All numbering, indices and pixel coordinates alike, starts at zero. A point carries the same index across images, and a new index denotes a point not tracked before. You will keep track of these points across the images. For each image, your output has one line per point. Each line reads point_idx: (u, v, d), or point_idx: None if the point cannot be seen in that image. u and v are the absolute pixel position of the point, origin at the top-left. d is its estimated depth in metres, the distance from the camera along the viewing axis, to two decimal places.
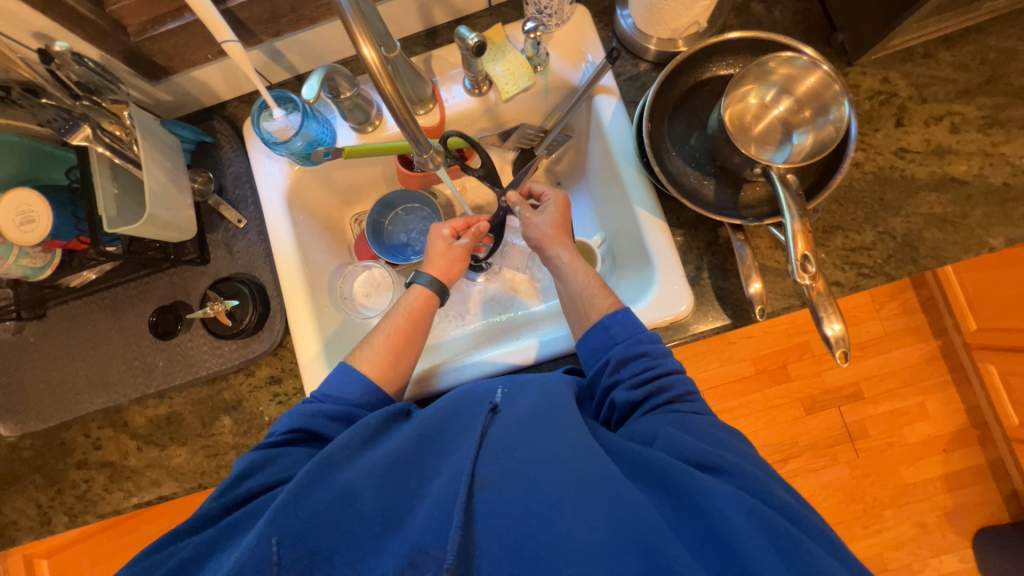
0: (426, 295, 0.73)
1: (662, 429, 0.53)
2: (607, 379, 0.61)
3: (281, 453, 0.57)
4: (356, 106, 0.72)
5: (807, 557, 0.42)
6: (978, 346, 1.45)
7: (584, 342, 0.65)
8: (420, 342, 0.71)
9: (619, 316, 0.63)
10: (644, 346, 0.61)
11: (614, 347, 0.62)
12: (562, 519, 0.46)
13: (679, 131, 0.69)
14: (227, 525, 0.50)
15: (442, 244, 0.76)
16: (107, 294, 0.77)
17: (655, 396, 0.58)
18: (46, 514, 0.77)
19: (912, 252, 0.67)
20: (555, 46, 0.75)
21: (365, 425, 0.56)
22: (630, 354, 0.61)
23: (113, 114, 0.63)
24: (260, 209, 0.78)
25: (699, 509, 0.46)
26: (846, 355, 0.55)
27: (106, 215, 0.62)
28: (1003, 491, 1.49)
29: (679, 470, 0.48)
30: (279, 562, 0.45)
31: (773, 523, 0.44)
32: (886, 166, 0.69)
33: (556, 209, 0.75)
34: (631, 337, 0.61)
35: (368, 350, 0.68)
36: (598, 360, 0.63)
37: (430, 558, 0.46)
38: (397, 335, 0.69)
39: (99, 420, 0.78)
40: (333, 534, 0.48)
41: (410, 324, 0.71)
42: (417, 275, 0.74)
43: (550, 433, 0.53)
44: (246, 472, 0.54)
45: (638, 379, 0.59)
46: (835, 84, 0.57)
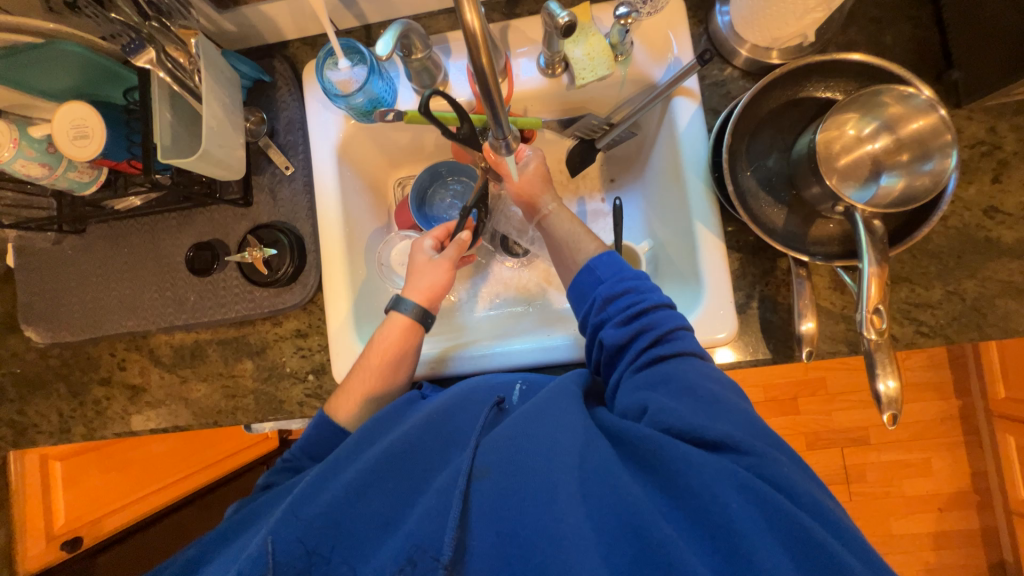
0: (407, 325, 0.68)
1: (652, 400, 0.51)
2: (594, 318, 0.60)
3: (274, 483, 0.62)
4: (423, 69, 0.68)
5: (808, 537, 0.40)
6: (1002, 414, 1.40)
7: (573, 287, 0.65)
8: (400, 375, 0.67)
9: (604, 258, 0.63)
10: (629, 282, 0.60)
11: (600, 287, 0.61)
12: (555, 500, 0.45)
13: (758, 150, 0.65)
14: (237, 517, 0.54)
15: (425, 258, 0.71)
16: (147, 220, 0.76)
17: (642, 338, 0.57)
18: (66, 423, 0.79)
19: (978, 318, 0.64)
20: (642, 36, 0.70)
21: (370, 423, 0.57)
22: (615, 293, 0.60)
23: (179, 41, 0.61)
24: (309, 158, 0.76)
25: (690, 488, 0.44)
26: (894, 418, 0.53)
27: (162, 143, 0.60)
28: (989, 558, 1.49)
29: (670, 446, 0.46)
30: (275, 564, 0.45)
31: (765, 499, 0.42)
32: (972, 223, 0.65)
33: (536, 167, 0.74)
34: (616, 276, 0.61)
35: (341, 396, 0.66)
36: (586, 302, 0.63)
37: (427, 557, 0.45)
38: (365, 376, 0.65)
39: (126, 342, 0.79)
40: (332, 531, 0.48)
41: (380, 360, 0.66)
42: (398, 302, 0.69)
43: (547, 416, 0.52)
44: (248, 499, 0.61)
45: (624, 317, 0.58)
46: (947, 133, 0.52)
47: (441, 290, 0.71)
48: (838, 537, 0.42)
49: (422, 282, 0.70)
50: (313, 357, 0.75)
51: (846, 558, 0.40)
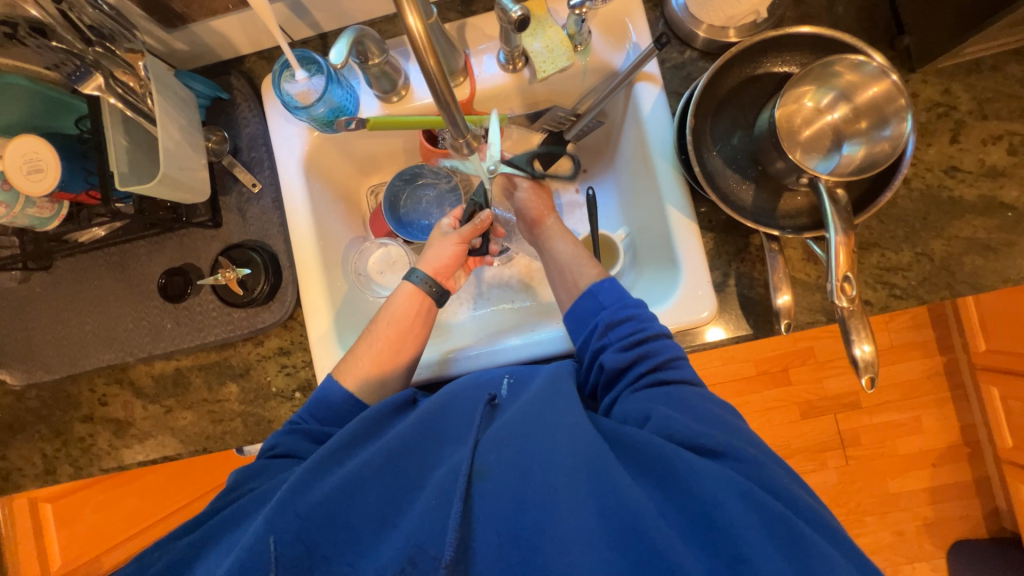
0: (416, 295, 0.71)
1: (655, 409, 0.52)
2: (595, 343, 0.61)
3: (270, 468, 0.59)
4: (383, 74, 0.68)
5: (803, 543, 0.41)
6: (985, 367, 1.44)
7: (572, 313, 0.66)
8: (409, 348, 0.69)
9: (606, 284, 0.64)
10: (632, 309, 0.61)
11: (602, 313, 0.62)
12: (556, 506, 0.46)
13: (722, 129, 0.65)
14: (226, 518, 0.53)
15: (439, 235, 0.76)
16: (115, 250, 0.75)
17: (642, 363, 0.58)
18: (51, 464, 0.78)
19: (948, 277, 0.65)
20: (598, 24, 0.70)
21: (365, 421, 0.56)
22: (618, 318, 0.61)
23: (127, 64, 0.59)
24: (276, 174, 0.75)
25: (690, 492, 0.45)
26: (873, 381, 0.54)
27: (119, 172, 0.59)
28: (984, 508, 1.53)
29: (672, 451, 0.47)
30: (277, 561, 0.45)
31: (762, 503, 0.43)
32: (934, 184, 0.66)
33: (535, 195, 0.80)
34: (618, 303, 0.62)
35: (351, 360, 0.67)
36: (586, 327, 0.63)
37: (428, 556, 0.45)
38: (380, 343, 0.67)
39: (105, 376, 0.77)
40: (332, 529, 0.47)
41: (395, 329, 0.69)
42: (409, 272, 0.73)
43: (547, 419, 0.52)
44: (238, 484, 0.58)
45: (625, 342, 0.59)
46: (900, 97, 0.53)
47: (445, 265, 0.74)
48: (824, 536, 0.44)
49: (434, 258, 0.74)
50: (298, 374, 0.75)
51: (837, 559, 0.41)
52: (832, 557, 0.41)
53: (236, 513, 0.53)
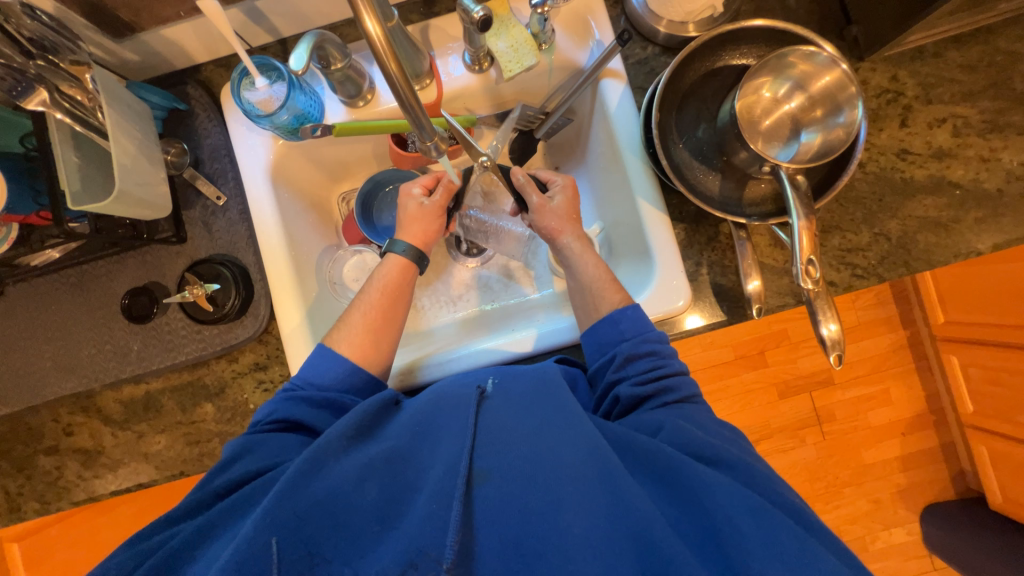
0: (403, 263, 0.71)
1: (669, 421, 0.55)
2: (612, 374, 0.62)
3: (269, 438, 0.57)
4: (347, 78, 0.67)
5: (808, 556, 0.43)
6: (944, 338, 1.52)
7: (592, 336, 0.66)
8: (402, 314, 0.70)
9: (629, 312, 0.64)
10: (651, 343, 0.63)
11: (621, 344, 0.63)
12: (561, 512, 0.46)
13: (686, 122, 0.67)
14: (219, 513, 0.50)
15: (416, 204, 0.73)
16: (72, 272, 0.71)
17: (662, 395, 0.60)
18: (15, 501, 0.73)
19: (905, 255, 0.68)
20: (561, 22, 0.71)
21: (360, 418, 0.55)
22: (638, 352, 0.62)
23: (74, 77, 0.58)
24: (241, 185, 0.73)
25: (702, 506, 0.47)
26: (840, 358, 0.56)
27: (70, 190, 0.56)
28: (951, 471, 1.62)
29: (684, 462, 0.49)
30: (278, 562, 0.44)
31: (768, 514, 0.45)
32: (887, 167, 0.69)
33: (566, 197, 0.74)
34: (640, 334, 0.63)
35: (345, 331, 0.66)
36: (604, 355, 0.64)
37: (430, 560, 0.45)
38: (374, 311, 0.67)
39: (69, 405, 0.74)
40: (329, 531, 0.47)
41: (387, 297, 0.68)
42: (390, 244, 0.72)
43: (551, 426, 0.53)
44: (233, 457, 0.55)
45: (644, 376, 0.60)
46: (850, 86, 0.55)
47: (433, 237, 0.74)
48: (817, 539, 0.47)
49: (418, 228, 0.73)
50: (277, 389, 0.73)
51: (832, 564, 0.43)
52: (835, 566, 0.43)
53: (230, 508, 0.50)
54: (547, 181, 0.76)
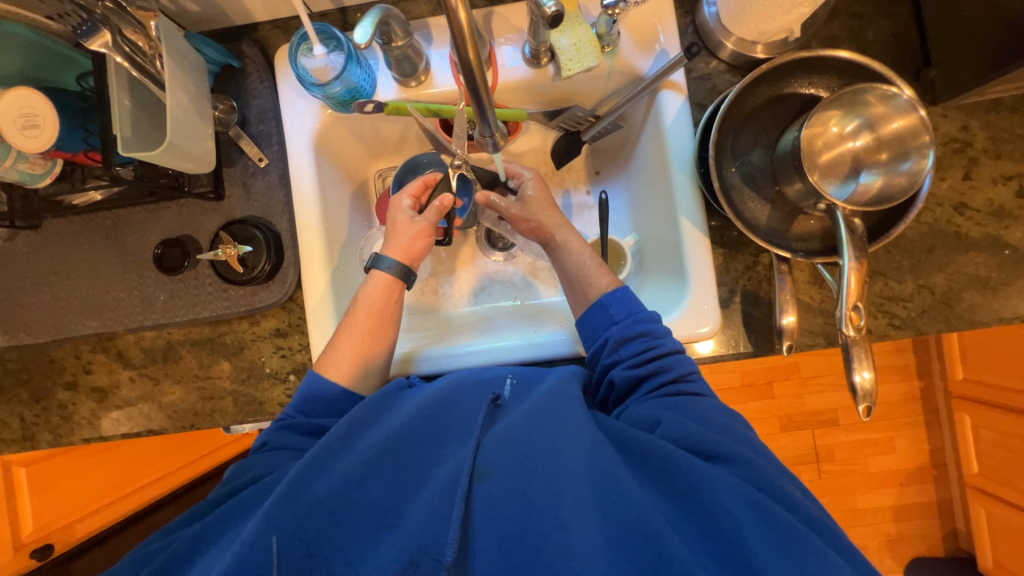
0: (386, 282, 0.70)
1: (665, 414, 0.54)
2: (607, 359, 0.62)
3: (262, 459, 0.57)
4: (404, 57, 0.65)
5: (810, 549, 0.42)
6: (960, 395, 1.49)
7: (584, 322, 0.66)
8: (390, 334, 0.69)
9: (618, 295, 0.64)
10: (643, 325, 0.62)
11: (614, 327, 0.63)
12: (562, 507, 0.46)
13: (743, 146, 0.65)
14: (217, 521, 0.51)
15: (406, 219, 0.71)
16: (109, 214, 0.72)
17: (658, 375, 0.59)
18: (30, 430, 0.75)
19: (947, 311, 0.67)
20: (628, 26, 0.69)
21: (360, 413, 0.55)
22: (629, 334, 0.62)
23: (138, 23, 0.56)
24: (284, 150, 0.72)
25: (703, 504, 0.46)
26: (869, 409, 0.55)
27: (122, 135, 0.56)
28: (944, 528, 1.60)
29: (681, 458, 0.48)
30: (279, 559, 0.44)
31: (770, 512, 0.44)
32: (942, 219, 0.67)
33: (536, 189, 0.75)
34: (629, 316, 0.63)
35: (331, 354, 0.66)
36: (598, 339, 0.64)
37: (430, 558, 0.45)
38: (359, 332, 0.66)
39: (92, 344, 0.75)
40: (331, 526, 0.47)
41: (373, 319, 0.68)
42: (375, 260, 0.70)
43: (551, 421, 0.52)
44: (239, 476, 0.57)
45: (637, 359, 0.60)
46: (925, 133, 0.53)
47: (419, 251, 0.72)
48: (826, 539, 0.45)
49: (409, 250, 0.71)
50: (293, 357, 0.73)
51: (839, 566, 0.42)
52: (839, 563, 0.42)
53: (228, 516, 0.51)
54: (514, 176, 0.78)
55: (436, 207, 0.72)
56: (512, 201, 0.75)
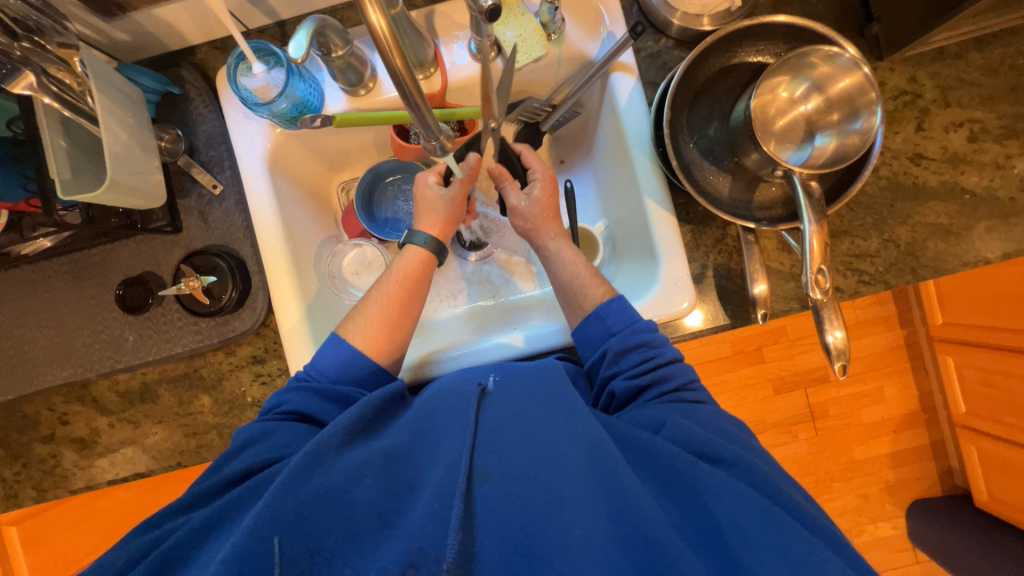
0: (420, 254, 0.70)
1: (669, 418, 0.55)
2: (606, 370, 0.62)
3: (279, 428, 0.58)
4: (348, 66, 0.64)
5: (813, 559, 0.42)
6: (941, 338, 1.52)
7: (581, 334, 0.65)
8: (418, 305, 0.69)
9: (614, 305, 0.63)
10: (642, 334, 0.62)
11: (611, 339, 0.62)
12: (564, 511, 0.46)
13: (698, 121, 0.65)
14: (225, 505, 0.49)
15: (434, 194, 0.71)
16: (63, 260, 0.70)
17: (658, 384, 0.60)
18: (12, 488, 0.73)
19: (913, 262, 0.68)
20: (572, 12, 0.68)
21: (360, 415, 0.55)
22: (627, 345, 0.61)
23: (62, 60, 0.55)
24: (238, 173, 0.71)
25: (704, 506, 0.47)
26: (844, 367, 0.56)
27: (60, 179, 0.54)
28: (939, 468, 1.64)
29: (685, 461, 0.50)
30: (280, 561, 0.43)
31: (772, 512, 0.45)
32: (900, 171, 0.68)
33: (544, 190, 0.73)
34: (627, 326, 0.62)
35: (361, 321, 0.66)
36: (596, 351, 0.64)
37: (429, 561, 0.44)
38: (390, 302, 0.67)
39: (64, 394, 0.73)
40: (329, 526, 0.46)
41: (404, 290, 0.67)
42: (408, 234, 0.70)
43: (553, 426, 0.53)
44: (245, 444, 0.56)
45: (638, 369, 0.61)
46: (871, 91, 0.53)
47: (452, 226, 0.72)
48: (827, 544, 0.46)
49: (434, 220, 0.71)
50: (275, 383, 0.72)
51: (845, 573, 0.41)
52: (841, 566, 0.42)
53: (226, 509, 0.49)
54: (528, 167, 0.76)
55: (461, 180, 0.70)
56: (520, 198, 0.73)
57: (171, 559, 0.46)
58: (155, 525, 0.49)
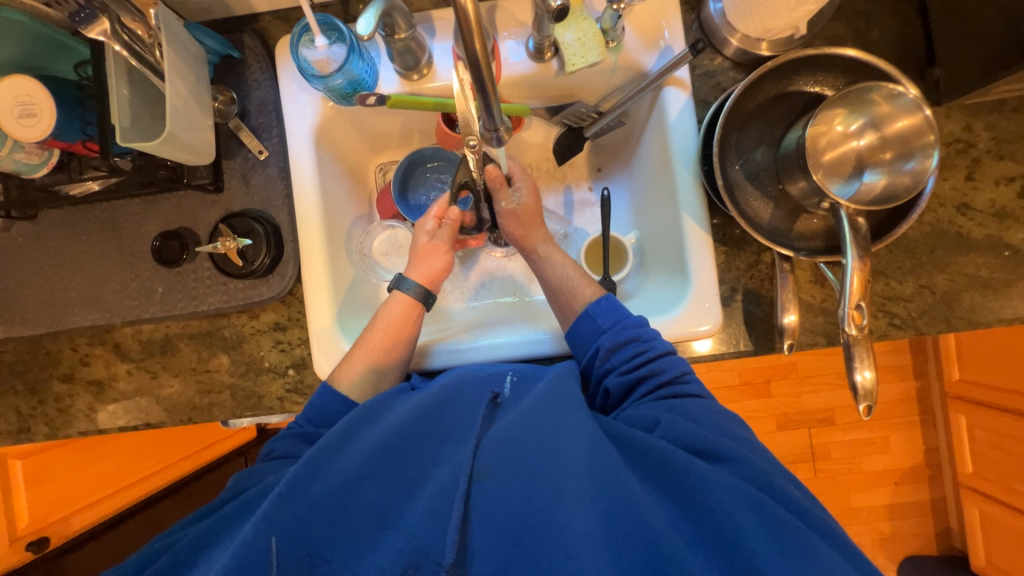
0: (408, 303, 0.70)
1: (662, 416, 0.55)
2: (600, 366, 0.64)
3: (271, 464, 0.57)
4: (407, 50, 0.65)
5: (812, 551, 0.43)
6: (955, 395, 1.50)
7: (572, 334, 0.67)
8: (403, 350, 0.69)
9: (602, 304, 0.65)
10: (632, 330, 0.63)
11: (603, 336, 0.64)
12: (561, 505, 0.46)
13: (746, 143, 0.64)
14: (216, 525, 0.50)
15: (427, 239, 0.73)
16: (106, 206, 0.71)
17: (650, 378, 0.60)
18: (26, 422, 0.75)
19: (946, 311, 0.67)
20: (633, 22, 0.68)
21: (361, 412, 0.56)
22: (618, 342, 0.63)
23: (137, 11, 0.55)
24: (284, 142, 0.72)
25: (703, 503, 0.46)
26: (870, 409, 0.55)
27: (120, 125, 0.56)
28: (937, 526, 1.61)
29: (681, 458, 0.49)
30: (277, 561, 0.44)
31: (768, 509, 0.45)
32: (945, 219, 0.67)
33: (530, 196, 0.75)
34: (617, 323, 0.64)
35: (346, 366, 0.66)
36: (589, 349, 0.65)
37: (429, 560, 0.45)
38: (376, 349, 0.67)
39: (89, 336, 0.74)
40: (330, 529, 0.47)
41: (389, 337, 0.68)
42: (398, 281, 0.72)
43: (550, 422, 0.53)
44: (242, 483, 0.56)
45: (628, 366, 0.62)
46: (930, 133, 0.53)
47: (440, 273, 0.73)
48: (831, 543, 0.46)
49: (426, 267, 0.73)
50: (293, 352, 0.73)
51: (839, 566, 0.42)
52: (838, 564, 0.42)
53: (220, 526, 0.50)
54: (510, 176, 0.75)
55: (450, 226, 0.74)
56: (512, 203, 0.73)
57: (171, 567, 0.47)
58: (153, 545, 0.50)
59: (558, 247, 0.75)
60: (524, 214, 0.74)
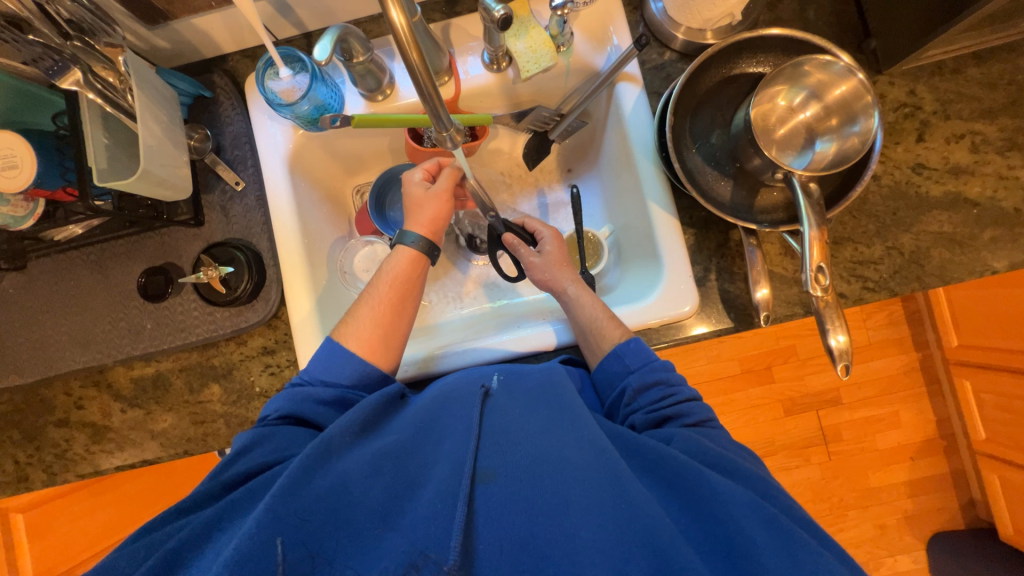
0: (413, 256, 0.71)
1: (679, 432, 0.55)
2: (626, 407, 0.62)
3: (277, 432, 0.59)
4: (367, 72, 0.68)
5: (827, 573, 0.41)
6: (957, 361, 1.49)
7: (598, 371, 0.66)
8: (410, 310, 0.70)
9: (632, 345, 0.63)
10: (660, 372, 0.62)
11: (630, 376, 0.63)
12: (570, 515, 0.46)
13: (700, 127, 0.67)
14: (227, 506, 0.50)
15: (421, 190, 0.72)
16: (93, 250, 0.73)
17: (679, 419, 0.59)
18: (24, 471, 0.75)
19: (918, 269, 0.68)
20: (581, 25, 0.72)
21: (362, 417, 0.56)
22: (646, 382, 0.62)
23: (107, 59, 0.60)
24: (260, 171, 0.74)
25: (714, 514, 0.46)
26: (847, 368, 0.55)
27: (97, 167, 0.59)
28: (961, 499, 1.58)
29: (693, 468, 0.49)
30: (282, 562, 0.44)
31: (781, 526, 0.44)
32: (902, 180, 0.69)
33: (555, 247, 0.77)
34: (645, 364, 0.63)
35: (353, 325, 0.67)
36: (615, 389, 0.64)
37: (431, 561, 0.44)
38: (384, 303, 0.68)
39: (82, 379, 0.75)
40: (331, 530, 0.47)
41: (396, 291, 0.69)
42: (401, 235, 0.71)
43: (557, 429, 0.54)
44: (244, 449, 0.56)
45: (655, 406, 0.60)
46: (867, 95, 0.56)
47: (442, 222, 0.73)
48: (841, 559, 0.46)
49: (429, 220, 0.72)
50: (283, 373, 0.74)
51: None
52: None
53: (221, 516, 0.50)
54: (534, 233, 0.79)
55: (449, 175, 0.73)
56: (533, 254, 0.76)
57: (173, 560, 0.47)
58: (155, 529, 0.50)
59: (587, 287, 0.73)
60: (551, 259, 0.75)
